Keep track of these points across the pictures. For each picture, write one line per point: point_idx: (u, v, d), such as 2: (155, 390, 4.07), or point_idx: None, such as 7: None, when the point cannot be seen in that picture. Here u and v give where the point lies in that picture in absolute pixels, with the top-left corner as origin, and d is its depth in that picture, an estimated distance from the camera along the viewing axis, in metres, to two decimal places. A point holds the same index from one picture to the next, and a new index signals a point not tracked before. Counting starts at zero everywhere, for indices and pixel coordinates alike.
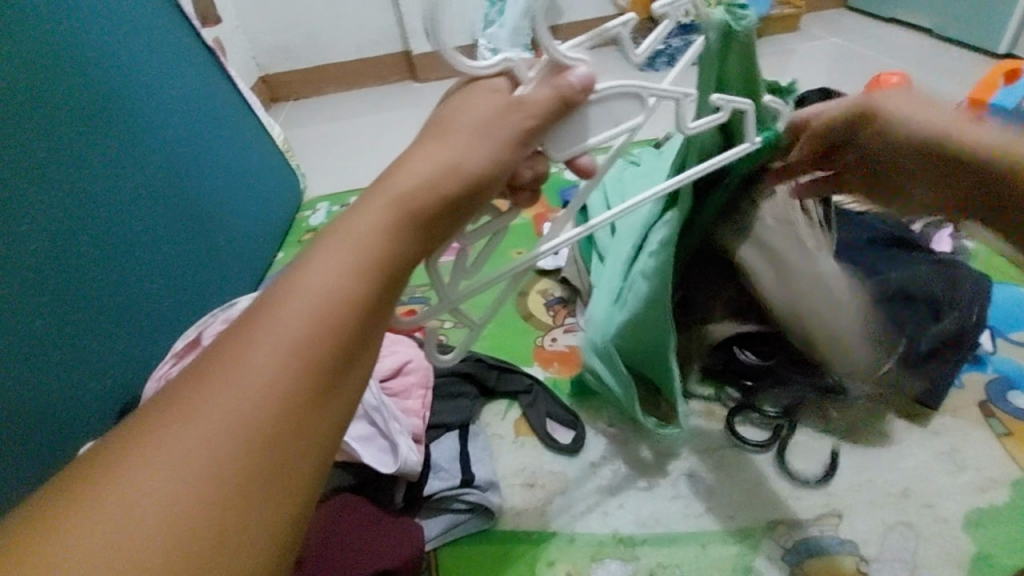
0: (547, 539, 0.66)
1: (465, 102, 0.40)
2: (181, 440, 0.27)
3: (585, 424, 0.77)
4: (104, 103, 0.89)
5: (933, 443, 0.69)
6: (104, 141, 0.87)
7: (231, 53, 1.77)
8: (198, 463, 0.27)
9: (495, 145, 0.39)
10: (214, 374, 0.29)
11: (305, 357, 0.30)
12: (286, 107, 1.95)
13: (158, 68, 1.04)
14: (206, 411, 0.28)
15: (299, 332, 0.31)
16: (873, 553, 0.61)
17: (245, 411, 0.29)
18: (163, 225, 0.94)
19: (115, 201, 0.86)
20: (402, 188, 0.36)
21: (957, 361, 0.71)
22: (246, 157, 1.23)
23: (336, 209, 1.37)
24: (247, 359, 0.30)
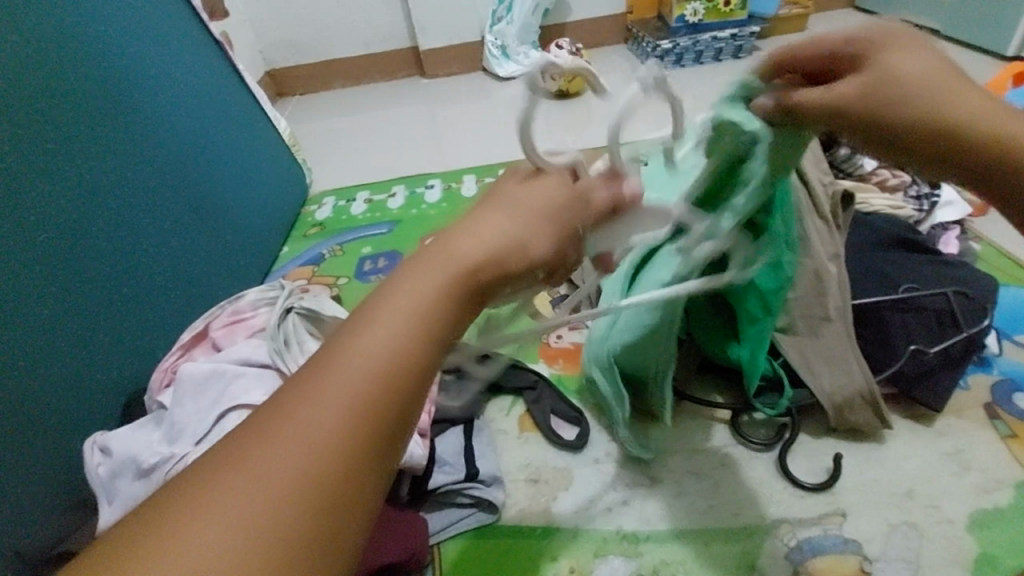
0: (551, 534, 0.67)
1: (526, 189, 0.41)
2: (230, 506, 0.27)
3: (589, 422, 0.77)
4: (114, 94, 0.90)
5: (938, 444, 0.69)
6: (111, 134, 0.87)
7: (238, 47, 1.78)
8: (248, 530, 0.26)
9: (548, 231, 0.40)
10: (272, 438, 0.28)
11: (364, 430, 0.29)
12: (292, 101, 1.96)
13: (167, 60, 1.05)
14: (259, 471, 0.27)
15: (356, 401, 0.29)
16: (877, 553, 0.61)
17: (300, 479, 0.27)
18: (169, 215, 0.95)
19: (122, 192, 0.87)
20: (470, 253, 0.35)
21: (963, 363, 0.71)
22: (251, 148, 1.23)
23: (342, 204, 1.38)
24: (302, 421, 0.29)
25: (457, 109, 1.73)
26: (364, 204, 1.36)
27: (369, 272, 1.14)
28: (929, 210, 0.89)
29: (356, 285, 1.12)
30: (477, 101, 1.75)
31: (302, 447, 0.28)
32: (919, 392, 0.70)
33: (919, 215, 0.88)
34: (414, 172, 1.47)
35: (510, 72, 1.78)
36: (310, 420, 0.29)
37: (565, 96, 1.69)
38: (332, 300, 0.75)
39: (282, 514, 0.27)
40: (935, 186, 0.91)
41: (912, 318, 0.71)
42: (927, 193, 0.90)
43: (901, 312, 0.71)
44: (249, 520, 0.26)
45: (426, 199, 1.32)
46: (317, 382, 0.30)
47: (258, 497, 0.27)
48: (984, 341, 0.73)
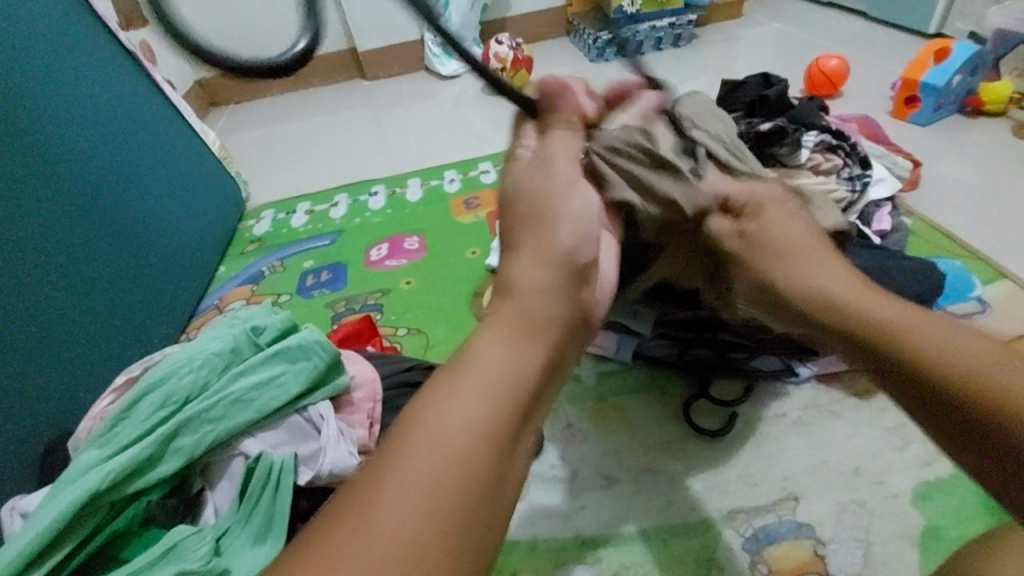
0: (508, 548, 0.65)
1: (423, 460, 0.30)
2: (404, 486, 0.29)
3: (543, 427, 0.75)
4: (29, 135, 0.88)
5: (882, 420, 0.70)
6: (20, 175, 0.84)
7: (162, 57, 1.68)
8: (417, 513, 0.29)
9: (440, 495, 0.29)
10: (397, 469, 0.30)
11: (447, 512, 0.29)
12: (225, 111, 1.87)
13: (87, 88, 1.03)
14: (402, 494, 0.29)
15: (424, 510, 0.29)
16: (829, 535, 0.61)
17: (421, 508, 0.29)
18: (102, 254, 0.93)
19: (49, 236, 0.85)
20: (425, 474, 0.30)
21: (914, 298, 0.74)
22: (180, 173, 1.18)
23: (281, 216, 1.32)
24: (394, 491, 0.29)
25: (400, 110, 1.70)
26: (304, 215, 1.30)
27: (311, 287, 1.09)
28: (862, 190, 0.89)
29: (298, 302, 1.07)
30: (421, 100, 1.72)
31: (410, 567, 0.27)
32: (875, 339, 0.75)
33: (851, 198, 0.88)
34: (359, 177, 1.42)
35: (452, 70, 1.80)
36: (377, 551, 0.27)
37: None
38: (217, 343, 0.68)
39: (454, 471, 0.30)
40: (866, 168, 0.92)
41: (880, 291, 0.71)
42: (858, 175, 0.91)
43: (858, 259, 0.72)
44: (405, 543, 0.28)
45: (370, 206, 1.28)
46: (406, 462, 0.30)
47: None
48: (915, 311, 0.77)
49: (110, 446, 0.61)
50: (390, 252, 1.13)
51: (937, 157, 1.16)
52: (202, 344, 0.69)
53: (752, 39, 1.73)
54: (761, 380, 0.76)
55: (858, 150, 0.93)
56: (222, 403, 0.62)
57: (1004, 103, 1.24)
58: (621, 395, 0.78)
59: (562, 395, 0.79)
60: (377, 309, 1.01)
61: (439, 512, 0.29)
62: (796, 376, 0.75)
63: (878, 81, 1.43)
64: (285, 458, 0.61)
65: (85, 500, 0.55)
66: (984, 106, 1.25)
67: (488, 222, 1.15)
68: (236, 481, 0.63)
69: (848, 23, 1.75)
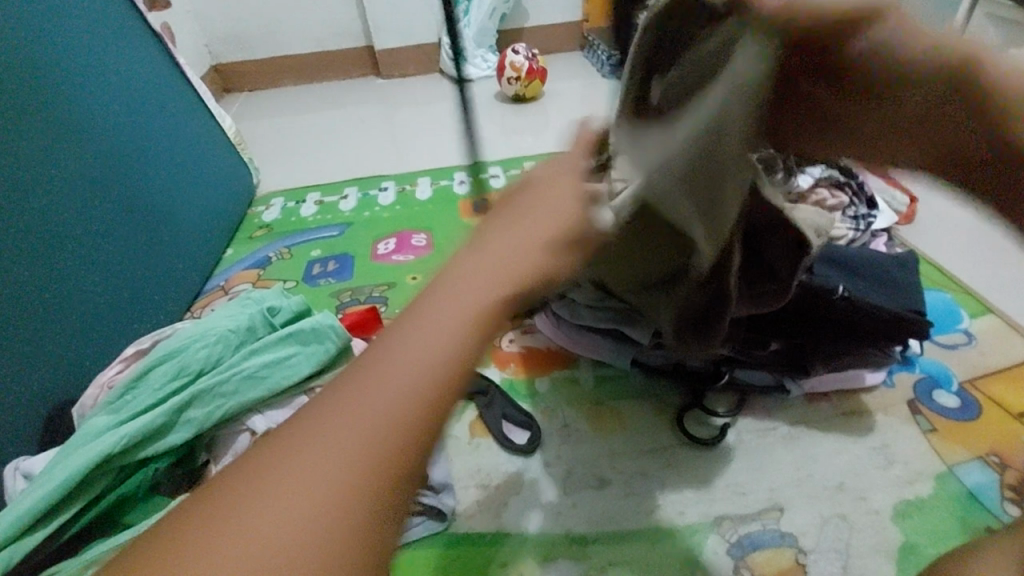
0: (501, 540, 0.67)
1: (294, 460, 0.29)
2: (289, 474, 0.29)
3: (540, 426, 0.78)
4: (58, 107, 0.90)
5: (867, 439, 0.73)
6: (47, 146, 0.87)
7: (182, 40, 1.71)
8: (306, 518, 0.28)
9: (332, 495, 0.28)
10: (276, 465, 0.29)
11: (356, 494, 0.29)
12: (239, 98, 1.89)
13: (114, 66, 1.06)
14: (296, 476, 0.29)
15: (317, 496, 0.28)
16: (811, 545, 0.63)
17: (322, 502, 0.28)
18: (116, 228, 0.95)
19: (70, 207, 0.88)
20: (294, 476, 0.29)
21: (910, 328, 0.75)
22: (191, 156, 1.19)
23: (291, 205, 1.34)
24: (271, 491, 0.28)
25: (414, 109, 1.73)
26: (314, 205, 1.32)
27: (318, 276, 1.11)
28: (866, 229, 0.91)
29: (304, 289, 1.08)
30: (435, 102, 1.76)
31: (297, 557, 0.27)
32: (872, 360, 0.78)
33: (854, 234, 0.90)
34: (370, 173, 1.45)
35: (468, 74, 1.84)
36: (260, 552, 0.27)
37: (523, 101, 1.71)
38: (233, 321, 0.70)
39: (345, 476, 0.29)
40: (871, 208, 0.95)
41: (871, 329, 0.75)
42: (863, 214, 0.94)
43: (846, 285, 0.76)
44: (295, 540, 0.27)
45: (379, 201, 1.30)
46: (299, 446, 0.30)
47: (235, 549, 0.27)
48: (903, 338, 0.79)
49: (122, 413, 0.62)
50: (397, 246, 1.15)
51: None
52: (218, 321, 0.71)
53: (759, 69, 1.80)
54: (753, 395, 0.79)
55: (865, 190, 0.96)
56: (235, 378, 0.64)
57: None
58: (620, 400, 0.80)
59: (561, 398, 0.81)
60: (382, 302, 1.03)
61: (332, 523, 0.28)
62: (786, 392, 0.78)
63: None
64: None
65: (96, 463, 0.57)
66: None
67: None
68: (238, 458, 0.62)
69: None
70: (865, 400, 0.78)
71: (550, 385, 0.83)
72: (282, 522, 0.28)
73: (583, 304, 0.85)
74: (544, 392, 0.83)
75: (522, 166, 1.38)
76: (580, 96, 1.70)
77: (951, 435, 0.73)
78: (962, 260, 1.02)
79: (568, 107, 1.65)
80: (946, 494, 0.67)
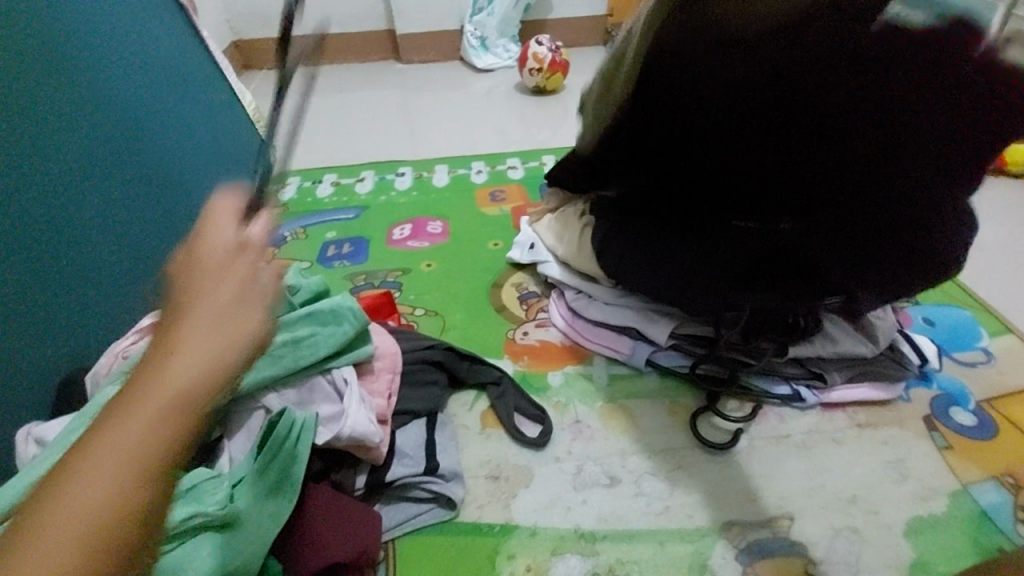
0: (509, 532, 0.66)
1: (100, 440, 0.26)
2: (93, 461, 0.26)
3: (552, 420, 0.77)
4: (98, 69, 0.89)
5: (882, 453, 0.73)
6: (87, 107, 0.85)
7: (204, 12, 1.69)
8: (108, 485, 0.26)
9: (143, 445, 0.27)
10: (80, 460, 0.26)
11: (126, 468, 0.26)
12: (258, 75, 1.88)
13: (146, 32, 1.04)
14: (109, 443, 0.27)
15: (121, 477, 0.26)
16: (821, 556, 0.63)
17: (114, 468, 0.26)
18: (140, 197, 0.94)
19: (102, 172, 0.87)
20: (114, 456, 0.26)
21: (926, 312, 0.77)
22: (208, 127, 1.17)
23: (307, 185, 1.34)
24: (80, 473, 0.26)
25: (433, 96, 1.71)
26: (330, 187, 1.32)
27: (332, 257, 1.10)
28: None
29: (318, 269, 1.08)
30: (455, 90, 1.74)
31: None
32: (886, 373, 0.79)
33: None
34: (387, 157, 1.44)
35: (488, 64, 1.82)
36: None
37: (544, 93, 1.69)
38: None
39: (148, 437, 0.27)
40: None
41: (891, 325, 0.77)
42: None
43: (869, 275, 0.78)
44: (105, 500, 0.26)
45: (396, 186, 1.30)
46: (88, 462, 0.26)
47: (73, 522, 0.25)
48: (908, 348, 0.82)
49: None
50: (413, 233, 1.15)
51: None
52: None
53: None
54: (768, 401, 0.79)
55: None
56: None
57: None
58: (633, 398, 0.80)
59: (574, 393, 0.81)
60: (396, 287, 1.03)
61: (111, 491, 0.26)
62: (802, 401, 0.78)
63: None
64: (306, 418, 0.62)
65: None
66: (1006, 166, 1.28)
67: (512, 217, 1.17)
68: (254, 436, 0.64)
69: None
70: (880, 413, 0.77)
71: (563, 380, 0.83)
72: (101, 484, 0.26)
73: (601, 300, 0.88)
74: (557, 386, 0.82)
75: (540, 159, 1.37)
76: None
77: (967, 453, 0.73)
78: (983, 278, 1.01)
79: None
80: (959, 513, 0.67)
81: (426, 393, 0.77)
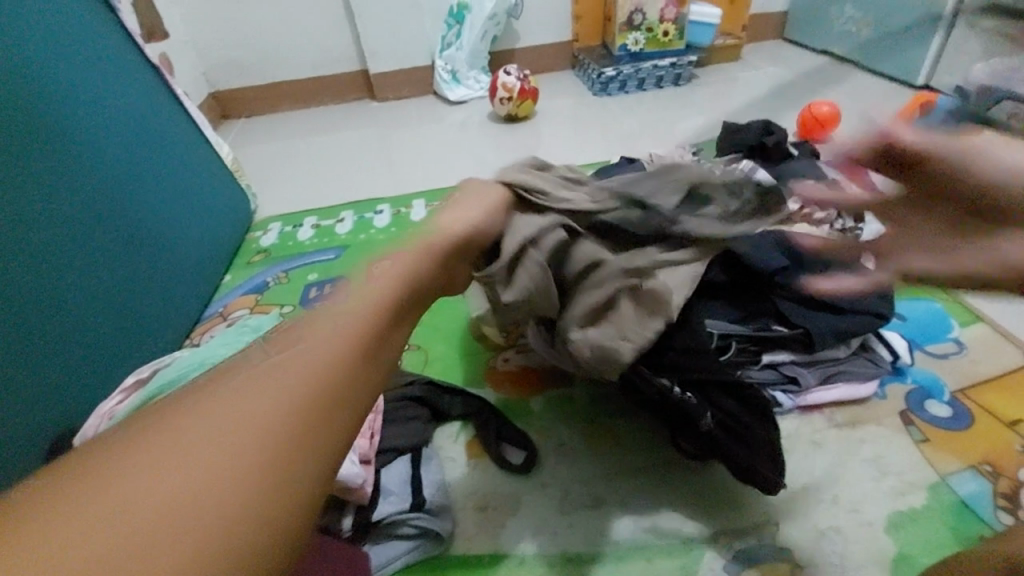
0: (498, 561, 0.67)
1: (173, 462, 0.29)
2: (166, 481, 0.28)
3: (536, 446, 0.78)
4: (62, 140, 0.93)
5: (860, 451, 0.74)
6: (53, 183, 0.89)
7: (180, 69, 1.73)
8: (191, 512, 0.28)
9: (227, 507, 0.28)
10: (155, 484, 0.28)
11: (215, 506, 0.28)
12: (236, 125, 1.93)
13: (116, 101, 1.09)
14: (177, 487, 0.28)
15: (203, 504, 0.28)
16: (806, 560, 0.64)
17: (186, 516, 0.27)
18: (116, 258, 0.96)
19: (72, 240, 0.89)
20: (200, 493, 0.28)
21: (885, 306, 0.80)
22: (194, 188, 1.22)
23: (288, 229, 1.36)
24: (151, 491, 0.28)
25: (409, 132, 1.76)
26: (311, 229, 1.35)
27: (315, 299, 1.12)
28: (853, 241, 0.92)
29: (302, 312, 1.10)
30: (430, 123, 1.78)
31: (264, 433, 0.31)
32: (859, 374, 0.81)
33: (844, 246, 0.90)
34: (364, 196, 1.47)
35: (461, 96, 1.87)
36: (197, 454, 0.29)
37: (516, 120, 1.74)
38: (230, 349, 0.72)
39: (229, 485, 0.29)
40: (857, 220, 0.96)
41: (858, 325, 0.79)
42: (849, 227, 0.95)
43: (835, 278, 0.80)
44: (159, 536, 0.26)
45: (375, 223, 1.33)
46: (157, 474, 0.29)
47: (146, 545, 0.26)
48: (881, 347, 0.83)
49: None
50: None
51: None
52: (215, 350, 0.72)
53: (746, 86, 1.84)
54: None
55: (851, 201, 0.98)
56: None
57: None
58: (614, 417, 0.81)
59: (556, 417, 0.82)
60: None
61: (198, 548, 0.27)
62: (779, 406, 0.79)
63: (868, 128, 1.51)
64: None
65: None
66: None
67: None
68: None
69: (841, 71, 1.87)
70: (857, 412, 0.79)
71: (545, 404, 0.84)
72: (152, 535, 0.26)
73: None
74: (539, 411, 0.83)
75: None
76: (573, 114, 1.74)
77: (944, 445, 0.74)
78: None
79: (561, 125, 1.68)
80: (939, 505, 0.68)
81: (409, 429, 0.78)
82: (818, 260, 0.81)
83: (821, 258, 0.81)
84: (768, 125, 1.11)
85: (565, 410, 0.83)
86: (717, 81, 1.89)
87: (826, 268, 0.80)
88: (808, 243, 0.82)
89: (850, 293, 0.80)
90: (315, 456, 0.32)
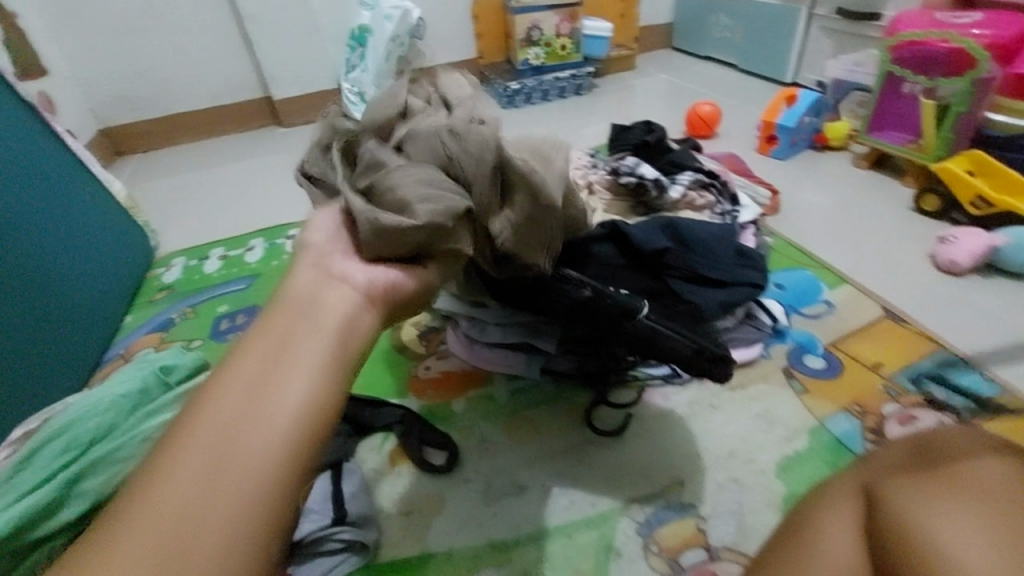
0: (426, 562, 0.68)
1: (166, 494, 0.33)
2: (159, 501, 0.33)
3: (459, 445, 0.80)
4: None
5: (751, 408, 0.81)
6: None
7: (62, 107, 1.63)
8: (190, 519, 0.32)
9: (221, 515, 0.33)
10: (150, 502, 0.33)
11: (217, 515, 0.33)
12: (132, 162, 1.82)
13: None
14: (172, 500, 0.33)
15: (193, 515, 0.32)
16: (710, 512, 0.69)
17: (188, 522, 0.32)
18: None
19: None
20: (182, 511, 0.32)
21: (759, 278, 0.90)
22: (85, 228, 1.15)
23: (194, 263, 1.31)
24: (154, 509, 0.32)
25: None
26: (218, 260, 1.30)
27: (226, 331, 1.09)
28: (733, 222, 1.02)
29: (213, 346, 1.06)
30: None
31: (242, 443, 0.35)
32: (745, 340, 0.89)
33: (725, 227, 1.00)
34: (274, 222, 1.44)
35: None
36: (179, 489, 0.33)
37: None
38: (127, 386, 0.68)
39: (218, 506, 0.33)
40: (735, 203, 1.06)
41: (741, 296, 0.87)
42: (729, 209, 1.05)
43: (716, 256, 0.88)
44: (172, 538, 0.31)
45: (287, 249, 1.30)
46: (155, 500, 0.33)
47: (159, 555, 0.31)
48: (764, 313, 0.92)
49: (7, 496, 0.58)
50: None
51: (793, 185, 1.36)
52: (109, 388, 0.69)
53: (641, 92, 1.98)
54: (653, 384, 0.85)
55: (728, 187, 1.08)
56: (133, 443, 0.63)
57: (845, 140, 1.48)
58: (533, 408, 0.85)
59: (476, 415, 0.84)
60: None
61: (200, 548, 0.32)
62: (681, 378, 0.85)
63: (747, 123, 1.67)
64: None
65: None
66: (829, 142, 1.49)
67: None
68: None
69: (723, 75, 2.05)
70: (747, 374, 0.87)
71: (466, 405, 0.86)
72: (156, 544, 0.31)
73: None
74: (460, 412, 0.85)
75: None
76: None
77: (820, 393, 0.83)
78: (820, 239, 1.16)
79: None
80: (818, 445, 0.76)
81: (329, 445, 0.77)
82: (699, 241, 0.88)
83: (701, 240, 0.89)
84: (651, 125, 1.20)
85: (485, 407, 0.85)
86: (615, 89, 2.02)
87: (706, 248, 0.88)
88: (689, 226, 0.89)
89: (730, 268, 0.88)
90: (272, 460, 0.35)
